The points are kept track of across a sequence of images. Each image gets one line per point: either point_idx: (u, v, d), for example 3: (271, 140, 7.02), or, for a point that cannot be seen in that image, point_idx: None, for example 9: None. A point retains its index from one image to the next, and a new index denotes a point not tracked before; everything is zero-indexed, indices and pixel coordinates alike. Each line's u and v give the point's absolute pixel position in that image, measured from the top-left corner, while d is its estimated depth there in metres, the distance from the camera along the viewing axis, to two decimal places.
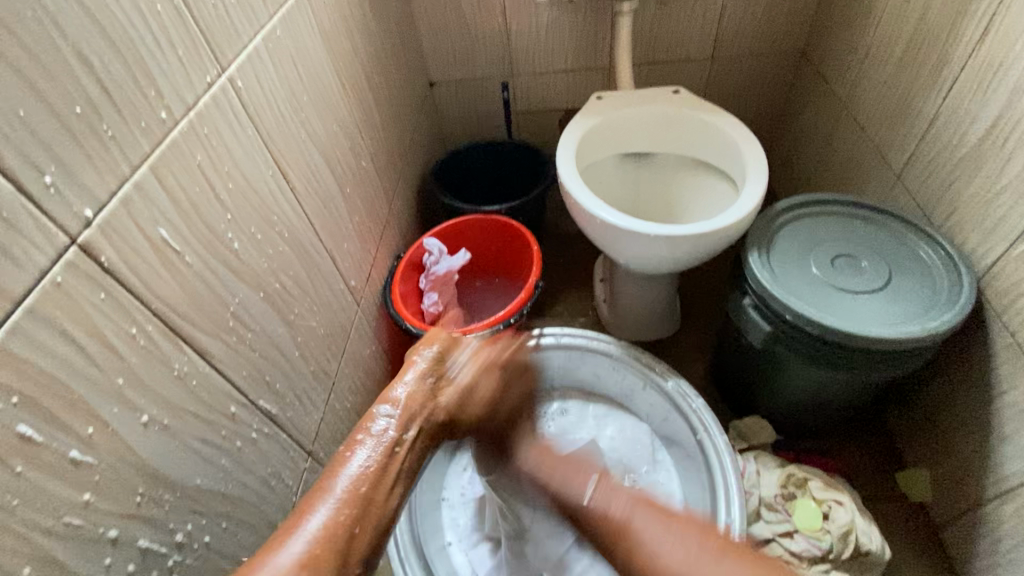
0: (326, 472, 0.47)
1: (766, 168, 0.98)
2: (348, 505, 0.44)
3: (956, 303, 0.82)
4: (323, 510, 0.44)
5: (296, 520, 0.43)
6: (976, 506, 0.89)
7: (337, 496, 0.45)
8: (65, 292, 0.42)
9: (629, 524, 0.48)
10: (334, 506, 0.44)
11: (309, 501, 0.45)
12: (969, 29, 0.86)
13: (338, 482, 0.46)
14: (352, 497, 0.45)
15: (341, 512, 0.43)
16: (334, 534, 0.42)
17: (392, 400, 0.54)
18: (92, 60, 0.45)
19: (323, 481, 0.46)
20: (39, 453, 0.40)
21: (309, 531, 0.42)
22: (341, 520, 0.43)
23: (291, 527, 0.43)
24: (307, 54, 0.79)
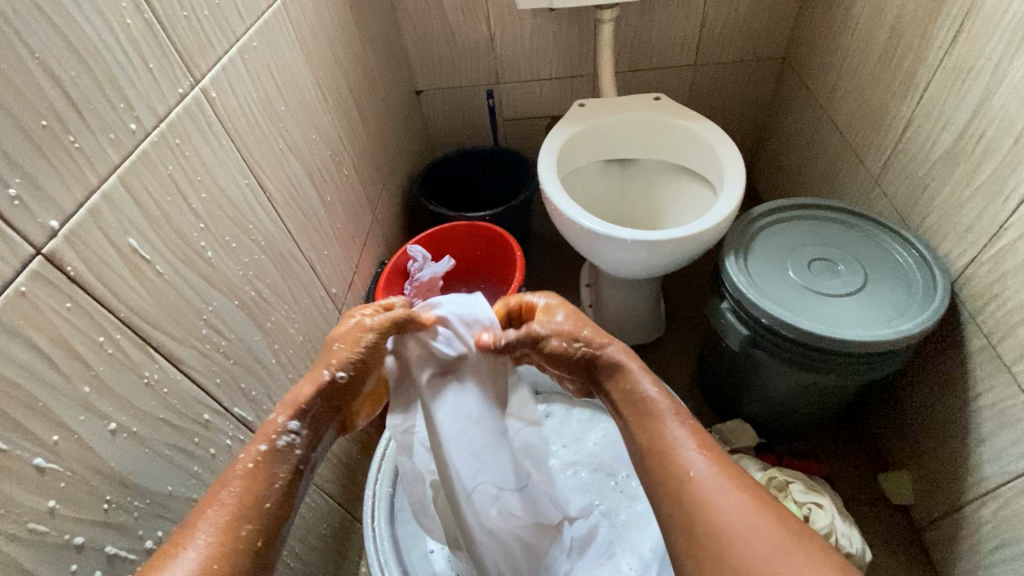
0: (217, 484, 0.49)
1: (743, 173, 0.99)
2: (249, 519, 0.48)
3: (930, 305, 0.83)
4: (209, 529, 0.46)
5: (183, 537, 0.45)
6: (956, 508, 0.89)
7: (227, 513, 0.47)
8: (30, 301, 0.42)
9: (714, 492, 0.50)
10: (230, 522, 0.46)
11: (194, 520, 0.47)
12: (941, 34, 0.87)
13: (232, 498, 0.48)
14: (236, 511, 0.47)
15: (234, 525, 0.46)
16: (223, 550, 0.45)
17: (293, 407, 0.55)
18: (60, 74, 0.46)
19: (206, 500, 0.48)
20: (2, 460, 0.40)
21: (203, 547, 0.44)
22: (228, 534, 0.46)
23: (174, 547, 0.44)
24: (285, 64, 0.80)
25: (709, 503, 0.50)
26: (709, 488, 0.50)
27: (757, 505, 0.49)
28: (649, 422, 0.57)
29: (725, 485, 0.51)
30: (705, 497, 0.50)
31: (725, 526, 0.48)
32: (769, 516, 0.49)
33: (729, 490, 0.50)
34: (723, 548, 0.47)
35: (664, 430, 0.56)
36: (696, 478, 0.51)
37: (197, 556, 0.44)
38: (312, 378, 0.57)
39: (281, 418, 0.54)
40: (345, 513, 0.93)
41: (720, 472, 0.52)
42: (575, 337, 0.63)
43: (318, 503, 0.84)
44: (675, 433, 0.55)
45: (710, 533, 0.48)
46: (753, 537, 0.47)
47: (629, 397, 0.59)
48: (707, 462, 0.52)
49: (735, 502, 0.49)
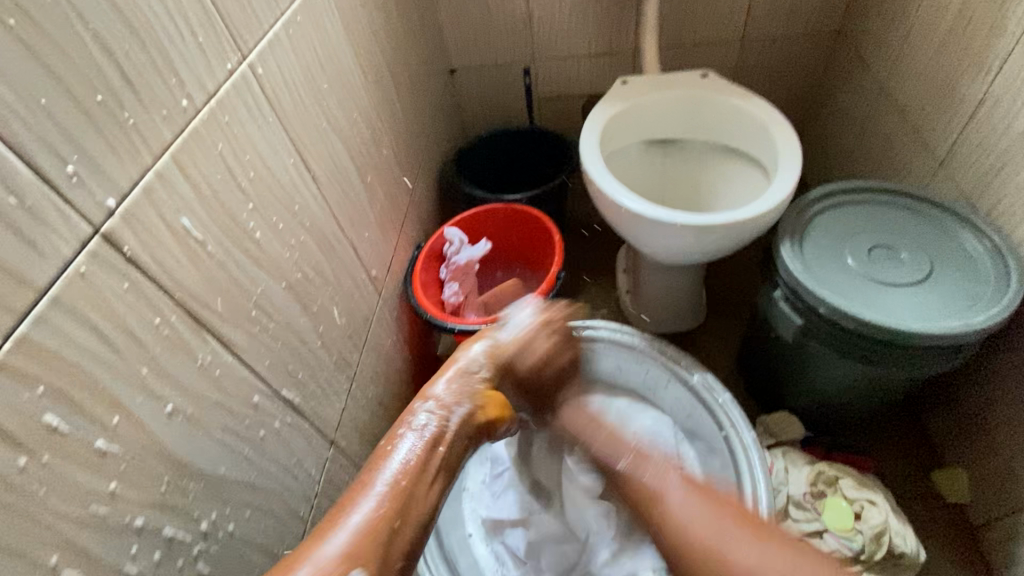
0: (371, 464, 0.51)
1: (799, 153, 0.94)
2: (391, 499, 0.47)
3: (1003, 297, 0.78)
4: (364, 509, 0.46)
5: (338, 514, 0.46)
6: (1017, 510, 0.85)
7: (385, 490, 0.48)
8: (89, 282, 0.42)
9: (709, 535, 0.49)
10: (378, 499, 0.47)
11: (358, 488, 0.48)
12: (1022, 3, 0.81)
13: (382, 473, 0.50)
14: (383, 497, 0.47)
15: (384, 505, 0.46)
16: (370, 530, 0.44)
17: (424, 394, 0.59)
18: (114, 48, 0.44)
19: (369, 471, 0.50)
20: (65, 441, 0.40)
21: (353, 525, 0.44)
22: (371, 525, 0.45)
23: (330, 523, 0.45)
24: (327, 41, 0.78)
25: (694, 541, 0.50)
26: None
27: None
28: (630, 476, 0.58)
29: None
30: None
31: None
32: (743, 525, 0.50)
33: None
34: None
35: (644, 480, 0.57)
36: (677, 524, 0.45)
37: (347, 534, 0.44)
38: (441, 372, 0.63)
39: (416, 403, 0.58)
40: None
41: (702, 505, 0.52)
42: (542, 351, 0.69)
43: None
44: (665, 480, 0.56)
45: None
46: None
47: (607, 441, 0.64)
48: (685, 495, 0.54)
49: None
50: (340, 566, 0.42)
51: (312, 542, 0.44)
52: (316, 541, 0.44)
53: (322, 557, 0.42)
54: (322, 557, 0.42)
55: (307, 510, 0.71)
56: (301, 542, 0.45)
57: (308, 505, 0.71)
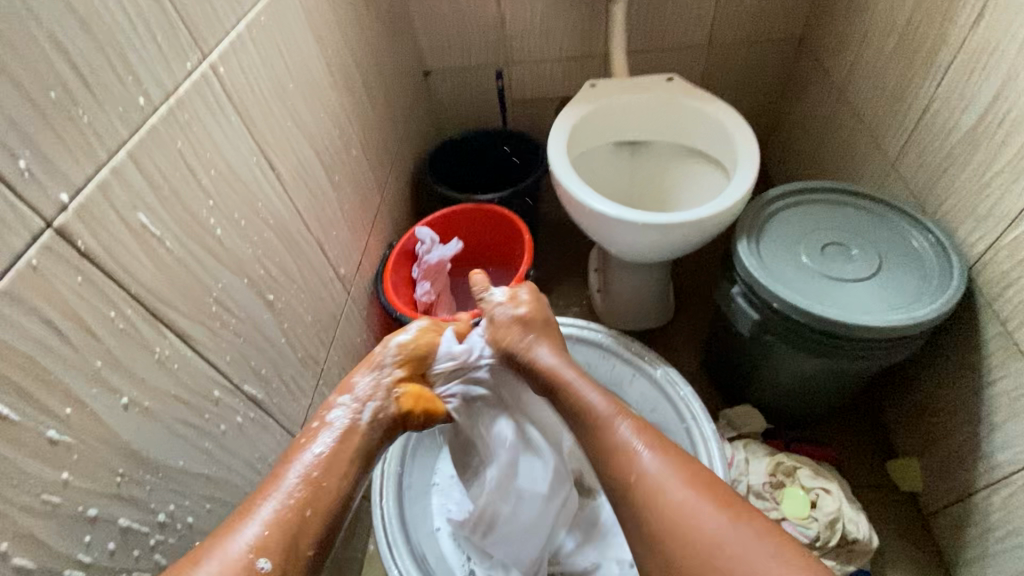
0: (276, 468, 0.55)
1: (757, 155, 0.97)
2: (298, 491, 0.52)
3: (945, 292, 0.81)
4: (271, 504, 0.50)
5: (249, 508, 0.51)
6: (965, 496, 0.89)
7: (296, 484, 0.53)
8: (41, 275, 0.42)
9: (661, 482, 0.55)
10: (284, 493, 0.51)
11: (267, 487, 0.53)
12: (963, 12, 0.85)
13: (291, 471, 0.54)
14: (292, 482, 0.53)
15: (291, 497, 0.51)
16: (278, 520, 0.49)
17: (344, 389, 0.63)
18: (68, 47, 0.45)
19: (282, 466, 0.55)
20: (16, 431, 0.40)
21: (260, 518, 0.49)
22: (281, 509, 0.50)
23: (241, 517, 0.50)
24: (294, 42, 0.79)
25: (662, 493, 0.54)
26: (657, 481, 0.55)
27: (706, 493, 0.53)
28: (588, 420, 0.63)
29: (671, 478, 0.55)
30: (651, 489, 0.55)
31: (672, 513, 0.52)
32: (704, 488, 0.54)
33: (677, 483, 0.54)
34: (677, 539, 0.51)
35: (610, 432, 0.61)
36: (642, 476, 0.56)
37: (258, 525, 0.48)
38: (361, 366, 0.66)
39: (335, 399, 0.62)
40: None
41: (670, 465, 0.56)
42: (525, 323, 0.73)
43: None
44: (622, 432, 0.60)
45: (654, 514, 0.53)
46: (702, 527, 0.51)
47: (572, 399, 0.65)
48: (653, 454, 0.57)
49: (703, 511, 0.52)
50: (248, 551, 0.46)
51: (219, 535, 0.48)
52: (223, 534, 0.48)
53: (233, 548, 0.46)
54: (230, 551, 0.46)
55: None
56: (214, 534, 0.48)
57: None
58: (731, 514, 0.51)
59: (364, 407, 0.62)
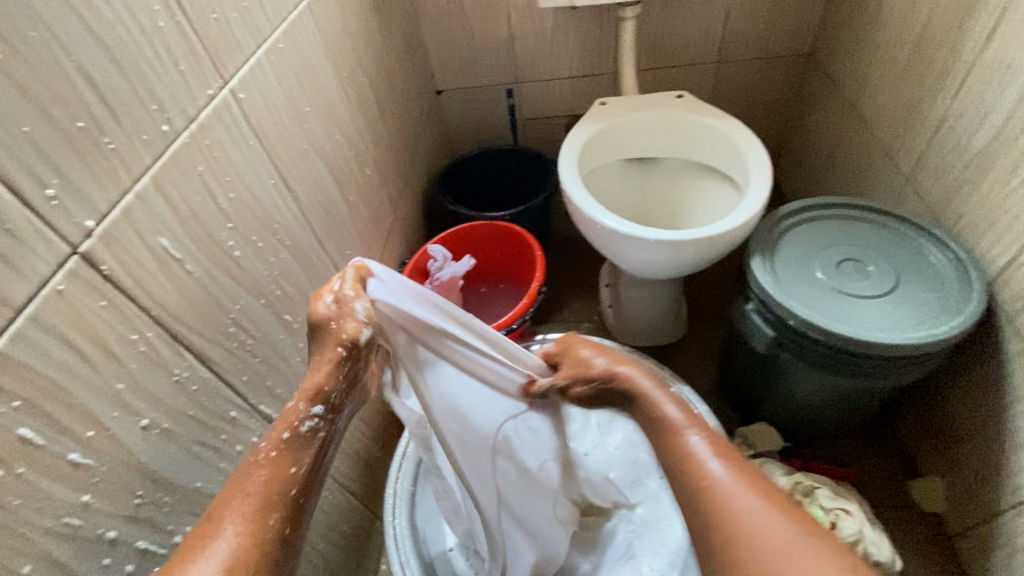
0: (234, 481, 0.45)
1: (770, 171, 0.97)
2: (272, 507, 0.44)
3: (966, 309, 0.80)
4: (232, 516, 0.42)
5: (207, 530, 0.42)
6: (991, 518, 0.86)
7: (266, 502, 0.44)
8: (65, 299, 0.43)
9: (734, 500, 0.46)
10: (257, 508, 0.43)
11: (224, 503, 0.43)
12: (977, 27, 0.84)
13: (256, 485, 0.44)
14: (260, 503, 0.43)
15: (260, 514, 0.43)
16: (250, 540, 0.41)
17: (313, 393, 0.48)
18: (95, 77, 0.46)
19: (236, 481, 0.44)
20: (39, 455, 0.41)
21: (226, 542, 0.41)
22: (252, 527, 0.42)
23: (197, 543, 0.41)
24: (310, 65, 0.81)
25: (733, 512, 0.45)
26: (730, 493, 0.47)
27: (785, 512, 0.45)
28: (661, 432, 0.54)
29: (746, 491, 0.46)
30: (725, 504, 0.46)
31: (747, 532, 0.44)
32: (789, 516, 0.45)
33: (748, 495, 0.46)
34: (752, 558, 0.43)
35: (678, 442, 0.52)
36: (714, 487, 0.48)
37: (224, 548, 0.40)
38: (327, 362, 0.49)
39: (298, 404, 0.49)
40: (365, 512, 0.93)
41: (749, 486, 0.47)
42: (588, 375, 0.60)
43: (339, 500, 0.85)
44: (691, 445, 0.51)
45: (728, 534, 0.45)
46: (781, 544, 0.43)
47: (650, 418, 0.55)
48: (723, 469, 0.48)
49: (784, 533, 0.44)
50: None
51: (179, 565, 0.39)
52: (183, 563, 0.39)
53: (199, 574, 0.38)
54: None
55: None
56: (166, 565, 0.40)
57: None
58: (819, 538, 0.44)
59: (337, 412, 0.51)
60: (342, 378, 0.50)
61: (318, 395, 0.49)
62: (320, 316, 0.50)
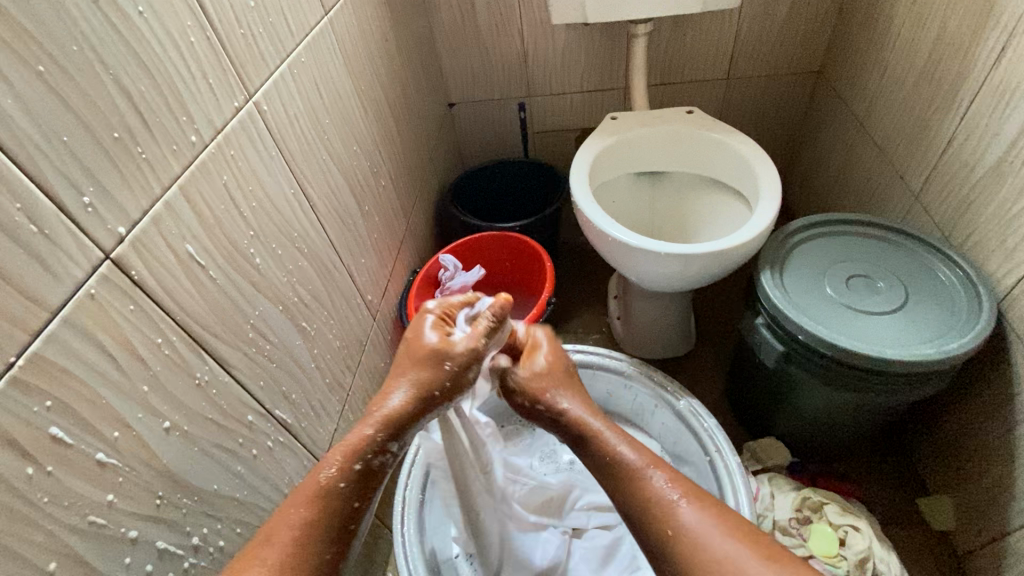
0: (298, 502, 0.47)
1: (779, 186, 0.98)
2: (333, 542, 0.47)
3: (975, 326, 0.80)
4: (295, 546, 0.45)
5: (272, 554, 0.44)
6: (1001, 537, 0.86)
7: (330, 535, 0.47)
8: (97, 303, 0.45)
9: (702, 537, 0.47)
10: (318, 542, 0.46)
11: (290, 526, 0.46)
12: (986, 48, 0.86)
13: (318, 514, 0.47)
14: (320, 533, 0.46)
15: (320, 547, 0.46)
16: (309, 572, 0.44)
17: (389, 421, 0.52)
18: (130, 89, 0.48)
19: (300, 509, 0.47)
20: (68, 453, 0.42)
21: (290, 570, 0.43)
22: (311, 557, 0.45)
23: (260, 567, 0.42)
24: (331, 79, 0.83)
25: (700, 548, 0.47)
26: (696, 536, 0.48)
27: (752, 545, 0.47)
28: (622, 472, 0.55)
29: (713, 530, 0.48)
30: (693, 542, 0.47)
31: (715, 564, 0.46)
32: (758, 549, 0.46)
33: (718, 536, 0.47)
34: None
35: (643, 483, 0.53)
36: (679, 531, 0.49)
37: None
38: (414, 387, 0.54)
39: (376, 435, 0.51)
40: (373, 519, 0.94)
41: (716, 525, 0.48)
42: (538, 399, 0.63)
43: None
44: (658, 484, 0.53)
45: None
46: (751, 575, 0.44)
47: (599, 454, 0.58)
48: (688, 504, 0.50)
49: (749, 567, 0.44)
50: None
51: None
52: None
53: None
54: None
55: None
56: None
57: None
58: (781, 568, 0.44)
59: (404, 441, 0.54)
60: (417, 409, 0.54)
61: (397, 429, 0.53)
62: (436, 345, 0.56)
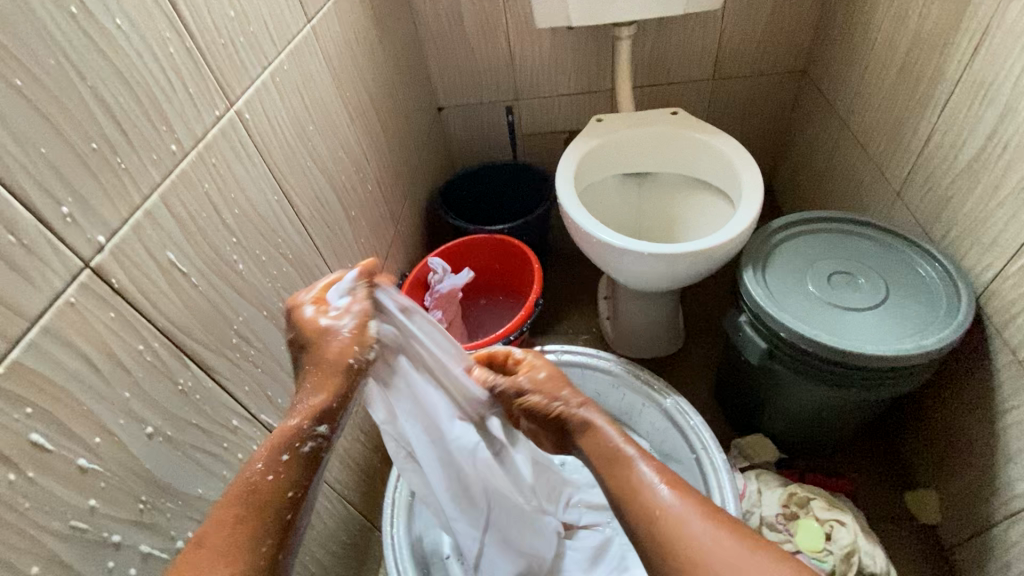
0: (228, 497, 0.48)
1: (761, 185, 0.99)
2: (269, 533, 0.47)
3: (954, 320, 0.81)
4: (224, 543, 0.45)
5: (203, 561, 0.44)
6: (985, 529, 0.86)
7: (270, 524, 0.47)
8: (77, 310, 0.45)
9: (682, 521, 0.51)
10: (250, 533, 0.46)
11: (221, 526, 0.46)
12: (961, 46, 0.87)
13: (241, 504, 0.47)
14: (253, 527, 0.46)
15: (253, 537, 0.46)
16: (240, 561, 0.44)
17: (314, 412, 0.52)
18: (109, 101, 0.49)
19: (231, 510, 0.47)
20: (50, 459, 0.43)
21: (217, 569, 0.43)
22: (242, 551, 0.45)
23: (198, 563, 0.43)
24: (315, 86, 0.84)
25: (683, 532, 0.51)
26: (683, 519, 0.52)
27: (729, 530, 0.51)
28: (611, 460, 0.59)
29: (694, 514, 0.52)
30: (677, 527, 0.51)
31: (697, 548, 0.50)
32: (736, 533, 0.50)
33: (700, 519, 0.52)
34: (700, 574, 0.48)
35: (631, 475, 0.57)
36: (665, 512, 0.53)
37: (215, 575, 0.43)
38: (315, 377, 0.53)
39: (300, 424, 0.51)
40: (364, 521, 0.95)
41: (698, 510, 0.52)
42: (552, 397, 0.64)
43: (337, 510, 0.86)
44: (644, 474, 0.56)
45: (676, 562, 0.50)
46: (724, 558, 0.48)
47: (592, 447, 0.60)
48: (673, 493, 0.54)
49: (725, 544, 0.49)
50: None
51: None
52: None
53: None
54: None
55: None
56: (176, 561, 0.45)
57: None
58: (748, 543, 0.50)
59: (334, 426, 0.53)
60: (341, 394, 0.53)
61: (320, 417, 0.52)
62: (323, 332, 0.54)
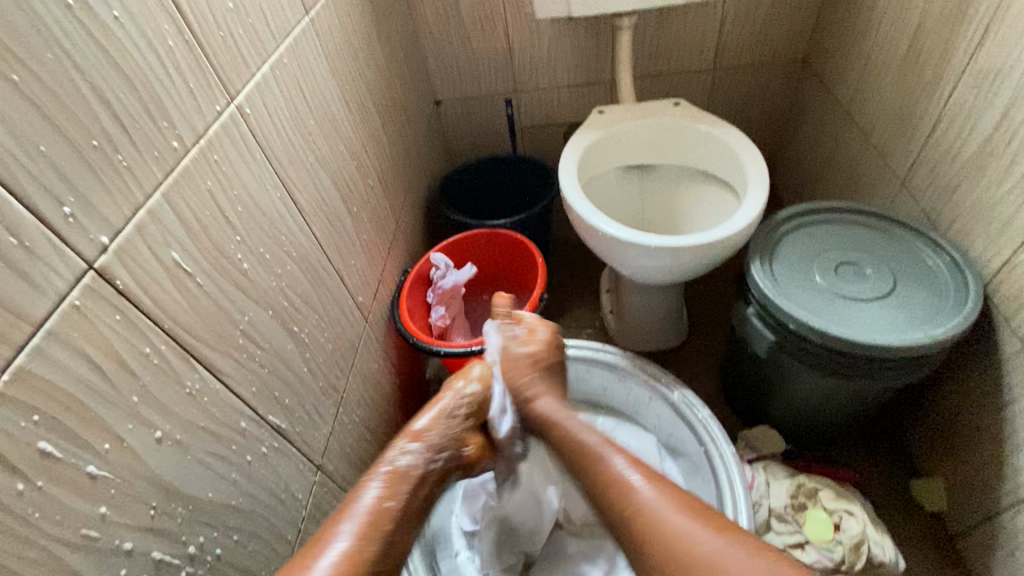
0: (342, 507, 0.59)
1: (767, 176, 0.98)
2: (369, 538, 0.56)
3: (963, 309, 0.81)
4: (341, 535, 0.55)
5: (311, 552, 0.53)
6: (992, 517, 0.87)
7: (367, 517, 0.57)
8: (82, 313, 0.44)
9: (663, 515, 0.57)
10: (356, 534, 0.55)
11: (327, 534, 0.55)
12: (967, 34, 0.86)
13: (357, 515, 0.57)
14: (360, 536, 0.55)
15: (361, 540, 0.55)
16: (349, 566, 0.52)
17: (414, 434, 0.68)
18: (109, 96, 0.48)
19: (333, 524, 0.56)
20: (59, 467, 0.42)
21: (335, 553, 0.53)
22: (352, 552, 0.53)
23: (310, 552, 0.53)
24: (314, 80, 0.82)
25: (665, 527, 0.56)
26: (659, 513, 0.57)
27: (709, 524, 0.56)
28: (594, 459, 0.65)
29: (670, 509, 0.57)
30: (661, 528, 0.56)
31: (679, 545, 0.54)
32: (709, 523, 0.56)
33: (679, 515, 0.57)
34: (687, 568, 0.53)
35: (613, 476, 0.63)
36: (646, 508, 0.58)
37: (329, 561, 0.52)
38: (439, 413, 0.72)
39: (408, 444, 0.67)
40: None
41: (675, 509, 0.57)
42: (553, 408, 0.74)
43: None
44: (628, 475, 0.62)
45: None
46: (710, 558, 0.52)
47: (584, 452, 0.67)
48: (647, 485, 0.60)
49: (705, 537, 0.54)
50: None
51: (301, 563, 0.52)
52: (305, 562, 0.52)
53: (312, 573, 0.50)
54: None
55: (296, 535, 0.72)
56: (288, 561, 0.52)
57: (295, 528, 0.73)
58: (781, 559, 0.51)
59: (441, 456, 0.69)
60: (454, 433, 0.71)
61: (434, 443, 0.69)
62: (472, 398, 0.74)
